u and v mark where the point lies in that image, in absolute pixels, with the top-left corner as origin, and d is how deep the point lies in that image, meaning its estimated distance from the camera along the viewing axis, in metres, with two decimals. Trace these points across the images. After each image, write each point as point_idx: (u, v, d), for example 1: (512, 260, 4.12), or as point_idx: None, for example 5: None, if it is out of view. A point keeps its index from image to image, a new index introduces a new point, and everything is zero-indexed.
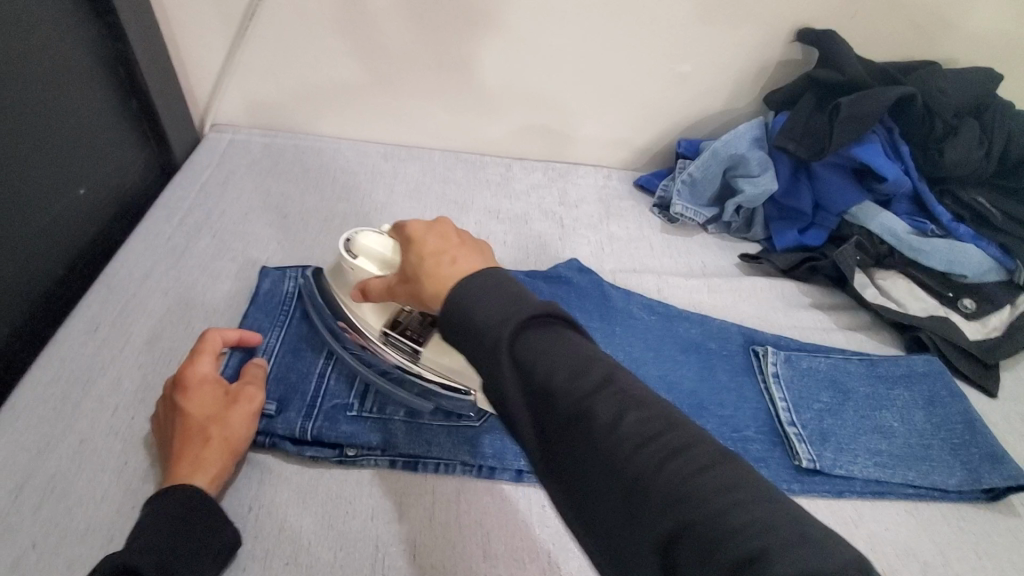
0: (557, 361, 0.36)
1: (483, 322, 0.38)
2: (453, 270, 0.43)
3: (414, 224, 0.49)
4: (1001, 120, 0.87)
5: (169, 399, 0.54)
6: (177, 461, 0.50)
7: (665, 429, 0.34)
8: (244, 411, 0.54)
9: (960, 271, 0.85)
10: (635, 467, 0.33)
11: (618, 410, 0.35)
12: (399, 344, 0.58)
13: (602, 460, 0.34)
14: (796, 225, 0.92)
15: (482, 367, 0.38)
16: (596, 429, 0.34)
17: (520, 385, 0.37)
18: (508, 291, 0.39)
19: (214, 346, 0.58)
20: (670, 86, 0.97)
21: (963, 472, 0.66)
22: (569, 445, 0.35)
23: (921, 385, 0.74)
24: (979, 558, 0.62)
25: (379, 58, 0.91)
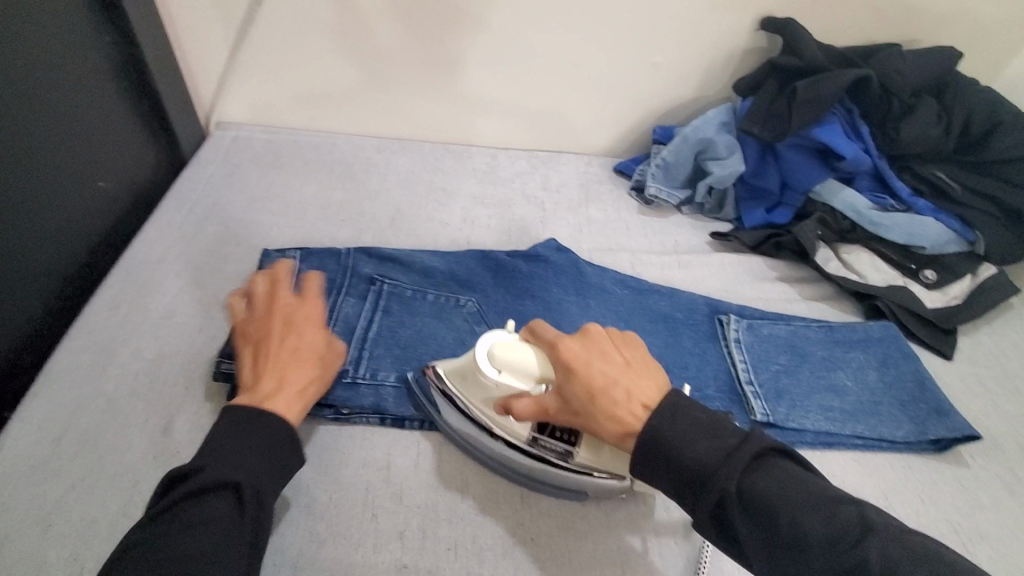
0: (704, 444, 0.46)
1: (696, 464, 0.45)
2: (634, 407, 0.50)
3: (568, 348, 0.53)
4: (956, 99, 0.92)
5: (274, 322, 0.61)
6: (283, 378, 0.57)
7: (834, 508, 0.43)
8: (332, 357, 0.62)
9: (919, 242, 0.90)
10: (818, 545, 0.42)
11: (776, 489, 0.44)
12: (551, 445, 0.57)
13: (796, 551, 0.43)
14: (763, 204, 0.97)
15: (705, 508, 0.45)
16: (780, 523, 0.43)
17: (712, 501, 0.45)
18: (690, 422, 0.47)
19: (305, 285, 0.66)
20: (644, 75, 1.02)
21: (910, 424, 0.72)
22: (759, 544, 0.44)
23: (875, 347, 0.80)
24: (922, 502, 0.67)
25: (370, 55, 0.97)
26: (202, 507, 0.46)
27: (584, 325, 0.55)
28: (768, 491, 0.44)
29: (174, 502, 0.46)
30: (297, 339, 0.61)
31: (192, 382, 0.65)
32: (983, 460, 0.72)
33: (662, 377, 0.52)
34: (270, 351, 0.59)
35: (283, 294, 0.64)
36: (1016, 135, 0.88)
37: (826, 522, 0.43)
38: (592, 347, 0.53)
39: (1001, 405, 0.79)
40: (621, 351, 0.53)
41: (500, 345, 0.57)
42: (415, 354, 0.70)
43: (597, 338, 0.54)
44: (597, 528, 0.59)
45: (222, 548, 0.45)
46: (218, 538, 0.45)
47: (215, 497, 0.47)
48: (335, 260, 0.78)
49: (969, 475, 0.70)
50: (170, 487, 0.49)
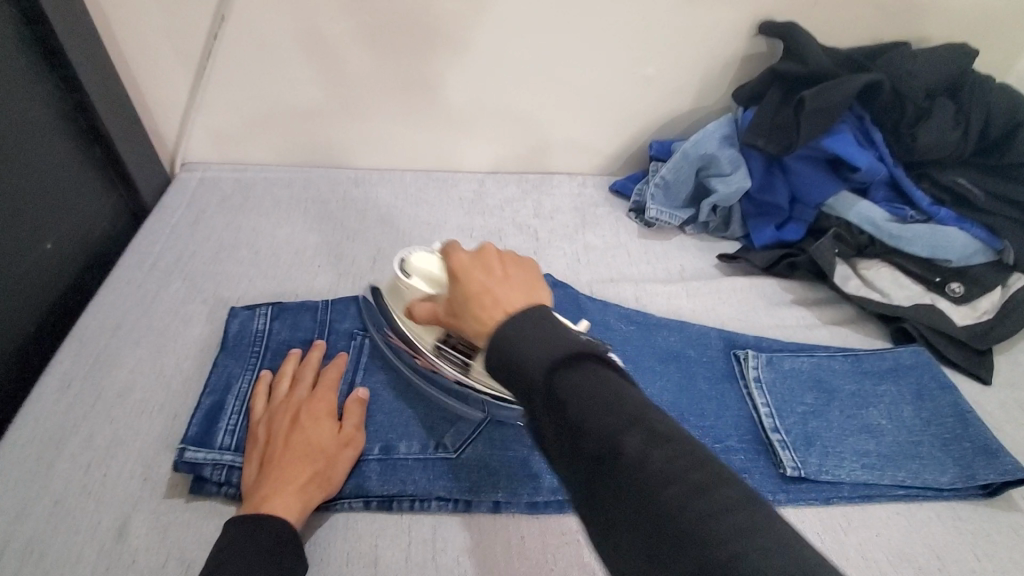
0: (591, 401, 0.36)
1: (532, 368, 0.39)
2: (502, 309, 0.45)
3: (458, 258, 0.51)
4: (974, 99, 0.85)
5: (288, 418, 0.58)
6: (282, 481, 0.52)
7: (701, 483, 0.33)
8: (345, 450, 0.57)
9: (944, 255, 0.83)
10: (667, 514, 0.32)
11: (644, 449, 0.34)
12: (451, 358, 0.60)
13: (639, 512, 0.33)
14: (773, 220, 0.90)
15: (552, 435, 0.38)
16: (626, 476, 0.34)
17: (557, 427, 0.37)
18: (549, 336, 0.40)
19: (330, 380, 0.62)
20: (637, 90, 0.95)
21: (956, 468, 0.65)
22: (599, 492, 0.35)
23: (909, 378, 0.73)
24: (977, 559, 0.60)
25: (341, 84, 0.90)
26: None
27: (483, 244, 0.52)
28: (635, 453, 0.34)
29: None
30: (306, 428, 0.57)
31: (152, 472, 0.58)
32: None
33: (542, 299, 0.47)
34: (276, 440, 0.56)
35: (303, 380, 0.62)
36: None
37: (682, 491, 0.33)
38: (484, 259, 0.50)
39: None
40: (509, 267, 0.50)
41: (419, 258, 0.61)
42: (402, 420, 0.62)
43: (490, 255, 0.51)
44: None
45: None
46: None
47: None
48: (311, 315, 0.70)
49: None
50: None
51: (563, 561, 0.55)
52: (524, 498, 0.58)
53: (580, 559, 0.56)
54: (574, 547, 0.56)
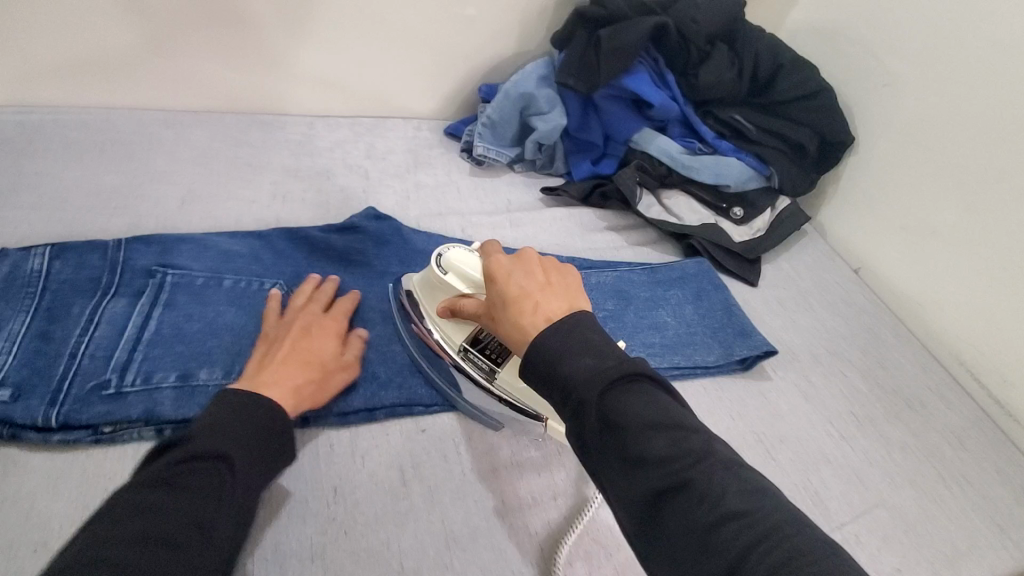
0: (648, 429, 0.43)
1: (579, 383, 0.45)
2: (540, 313, 0.51)
3: (498, 263, 0.57)
4: (745, 44, 0.98)
5: (273, 327, 0.61)
6: (272, 377, 0.55)
7: (765, 519, 0.39)
8: (341, 372, 0.61)
9: (725, 181, 0.97)
10: (730, 546, 0.38)
11: (712, 479, 0.41)
12: (478, 360, 0.63)
13: (699, 540, 0.39)
14: (589, 156, 0.99)
15: (611, 451, 0.44)
16: (689, 502, 0.41)
17: (615, 449, 0.44)
18: (590, 345, 0.47)
19: (323, 297, 0.66)
20: (460, 30, 0.98)
21: (721, 349, 0.77)
22: (660, 512, 0.42)
23: (691, 283, 0.85)
24: (732, 419, 0.72)
25: (135, 13, 0.82)
26: (177, 482, 0.43)
27: (522, 248, 0.59)
28: (700, 486, 0.41)
29: (150, 472, 0.43)
30: (317, 342, 0.61)
31: None
32: (783, 372, 0.80)
33: (581, 305, 0.54)
34: (280, 341, 0.59)
35: (314, 303, 0.65)
36: (795, 76, 0.98)
37: (744, 525, 0.39)
38: (523, 265, 0.56)
39: (797, 321, 0.88)
40: (547, 274, 0.56)
41: (455, 253, 0.64)
42: (204, 350, 0.61)
43: (530, 259, 0.57)
44: (419, 504, 0.57)
45: (206, 518, 0.43)
46: (208, 507, 0.43)
47: (194, 472, 0.44)
48: (100, 255, 0.65)
49: (772, 387, 0.77)
50: (164, 451, 0.46)
51: (372, 461, 0.59)
52: (332, 409, 0.60)
53: (389, 457, 0.59)
54: (384, 447, 0.60)
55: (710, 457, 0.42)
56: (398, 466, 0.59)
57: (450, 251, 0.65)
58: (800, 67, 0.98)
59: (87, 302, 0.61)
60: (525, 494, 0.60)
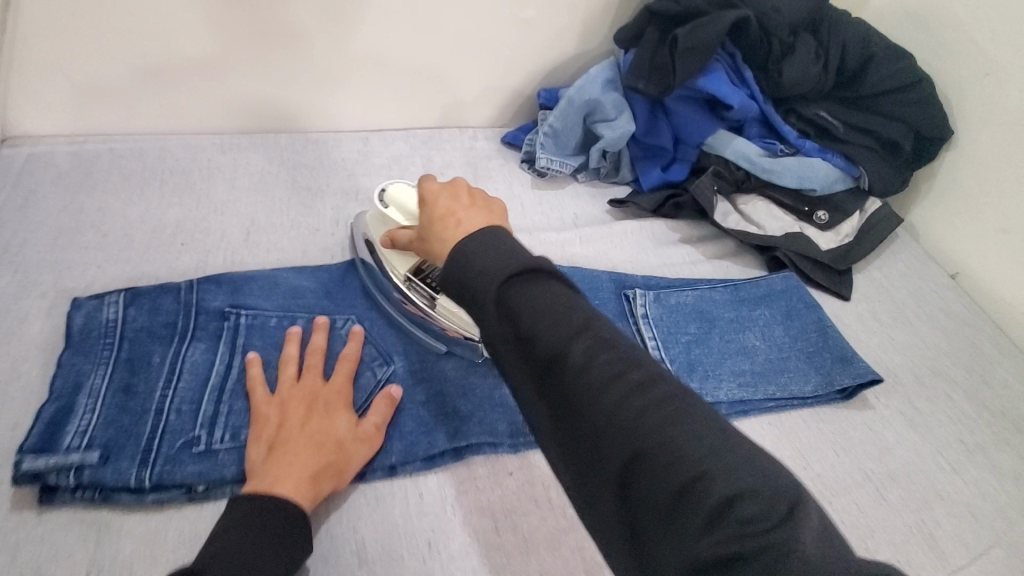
0: (542, 312, 0.40)
1: (482, 276, 0.42)
2: (458, 229, 0.50)
3: (427, 187, 0.56)
4: (833, 33, 0.90)
5: (269, 402, 0.56)
6: (280, 467, 0.50)
7: (636, 378, 0.39)
8: (361, 444, 0.55)
9: (810, 185, 0.89)
10: (601, 405, 0.38)
11: (591, 349, 0.39)
12: (419, 290, 0.68)
13: (578, 411, 0.39)
14: (658, 162, 0.93)
15: (499, 327, 0.41)
16: (571, 374, 0.39)
17: (508, 330, 0.41)
18: (503, 246, 0.44)
19: (317, 364, 0.60)
20: (518, 34, 0.92)
21: (819, 377, 0.71)
22: (546, 385, 0.40)
23: (779, 301, 0.79)
24: (837, 454, 0.67)
25: (189, 38, 0.80)
26: None
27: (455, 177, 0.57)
28: (583, 359, 0.39)
29: None
30: (324, 417, 0.55)
31: None
32: (888, 399, 0.73)
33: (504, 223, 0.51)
34: (284, 421, 0.54)
35: (312, 368, 0.59)
36: (888, 68, 0.89)
37: (618, 387, 0.38)
38: (452, 189, 0.55)
39: (896, 338, 0.81)
40: (473, 196, 0.54)
41: (398, 189, 0.71)
42: None
43: (459, 185, 0.55)
44: (517, 559, 0.54)
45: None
46: None
47: None
48: (172, 298, 0.64)
49: (877, 416, 0.71)
50: None
51: (463, 510, 0.56)
52: (421, 455, 0.58)
53: (480, 506, 0.57)
54: (473, 494, 0.57)
55: (595, 333, 0.40)
56: (490, 515, 0.56)
57: (392, 189, 0.72)
58: (896, 57, 0.89)
59: (165, 350, 0.60)
60: None
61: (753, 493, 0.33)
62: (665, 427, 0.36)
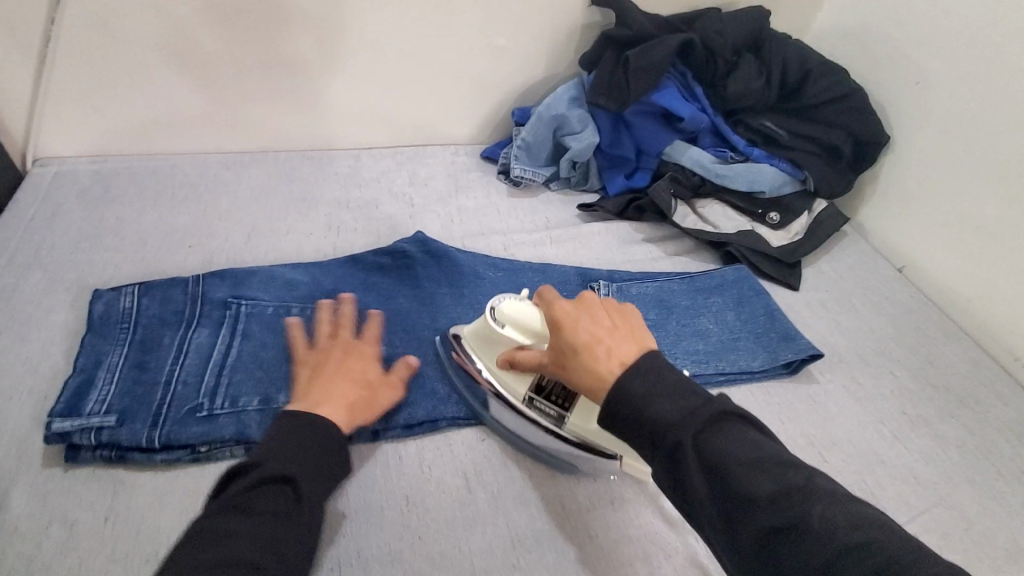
0: (750, 465, 0.44)
1: (668, 425, 0.46)
2: (615, 360, 0.51)
3: (560, 307, 0.57)
4: (771, 52, 1.00)
5: (313, 354, 0.65)
6: (323, 397, 0.60)
7: (865, 535, 0.41)
8: (387, 390, 0.64)
9: (759, 188, 0.98)
10: (834, 562, 0.40)
11: (810, 505, 0.42)
12: (545, 408, 0.64)
13: (811, 571, 0.40)
14: (622, 171, 1.02)
15: (697, 475, 0.45)
16: (797, 533, 0.42)
17: (711, 483, 0.45)
18: (667, 381, 0.48)
19: (349, 321, 0.68)
20: (493, 59, 1.02)
21: (765, 354, 0.78)
22: (766, 544, 0.42)
23: (732, 290, 0.87)
24: (783, 422, 0.73)
25: (200, 69, 0.90)
26: (259, 495, 0.48)
27: (582, 293, 0.58)
28: (809, 519, 0.42)
29: (232, 496, 0.48)
30: (356, 363, 0.64)
31: (24, 450, 0.58)
32: (831, 374, 0.80)
33: (651, 345, 0.54)
34: (324, 367, 0.64)
35: (343, 327, 0.68)
36: (823, 81, 0.99)
37: (852, 546, 0.40)
38: (585, 309, 0.56)
39: (842, 323, 0.88)
40: (612, 316, 0.56)
41: (509, 304, 0.65)
42: (281, 372, 0.66)
43: (592, 303, 0.57)
44: (487, 512, 0.60)
45: (278, 540, 0.47)
46: (282, 525, 0.48)
47: (271, 489, 0.49)
48: (182, 289, 0.72)
49: (821, 390, 0.78)
50: (230, 478, 0.50)
51: (438, 470, 0.63)
52: (400, 423, 0.65)
53: (453, 467, 0.64)
54: (448, 457, 0.64)
55: (808, 491, 0.43)
56: (463, 475, 0.63)
57: (503, 304, 0.65)
58: (829, 72, 1.00)
59: (174, 333, 0.68)
60: (583, 498, 0.63)
61: None
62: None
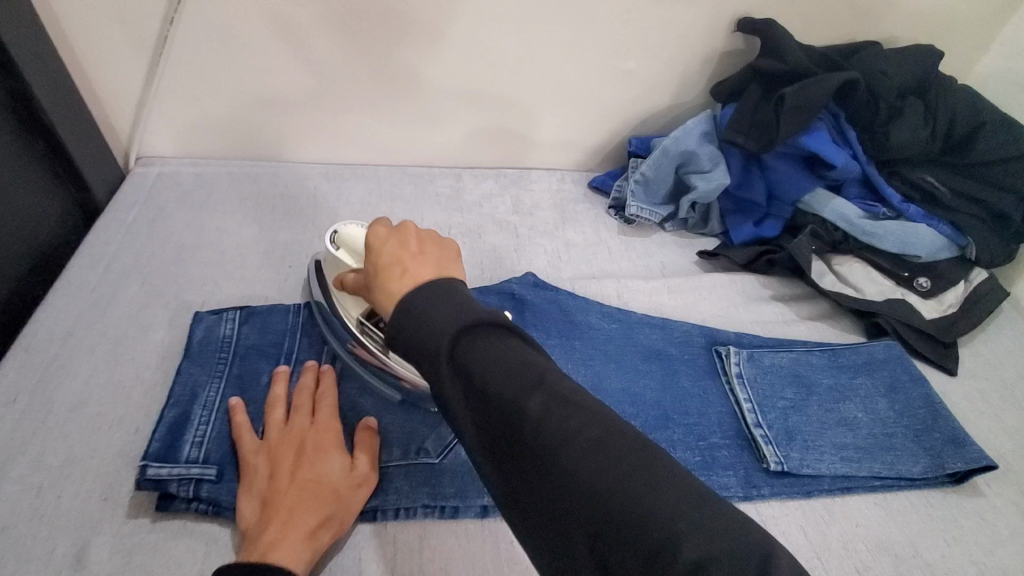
0: (496, 368, 0.36)
1: (429, 335, 0.38)
2: (406, 281, 0.45)
3: (374, 231, 0.51)
4: (941, 98, 0.88)
5: (277, 445, 0.54)
6: (275, 521, 0.49)
7: (598, 434, 0.33)
8: (357, 487, 0.54)
9: (914, 252, 0.85)
10: (555, 468, 0.33)
11: (548, 408, 0.34)
12: (374, 335, 0.62)
13: (544, 480, 0.33)
14: (751, 217, 0.91)
15: (456, 386, 0.37)
16: (524, 435, 0.34)
17: (462, 393, 0.36)
18: (462, 303, 0.40)
19: (304, 402, 0.58)
20: (616, 83, 0.94)
21: (928, 459, 0.67)
22: (506, 453, 0.35)
23: (882, 372, 0.75)
24: (948, 544, 0.62)
25: (313, 76, 0.85)
26: None
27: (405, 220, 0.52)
28: (534, 423, 0.34)
29: None
30: (313, 461, 0.53)
31: (112, 491, 0.53)
32: (999, 487, 0.69)
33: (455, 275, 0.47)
34: (277, 473, 0.52)
35: (300, 408, 0.58)
36: (1001, 135, 0.85)
37: (568, 446, 0.33)
38: (399, 233, 0.50)
39: (1009, 422, 0.76)
40: (427, 242, 0.49)
41: (349, 229, 0.61)
42: (384, 429, 0.60)
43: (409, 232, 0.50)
44: None
45: None
46: None
47: None
48: (283, 318, 0.67)
49: (991, 506, 0.66)
50: None
51: None
52: None
53: None
54: None
55: (534, 385, 0.35)
56: None
57: (344, 227, 0.62)
58: (1007, 126, 0.85)
59: (273, 369, 0.62)
60: None
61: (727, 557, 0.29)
62: (600, 470, 0.32)
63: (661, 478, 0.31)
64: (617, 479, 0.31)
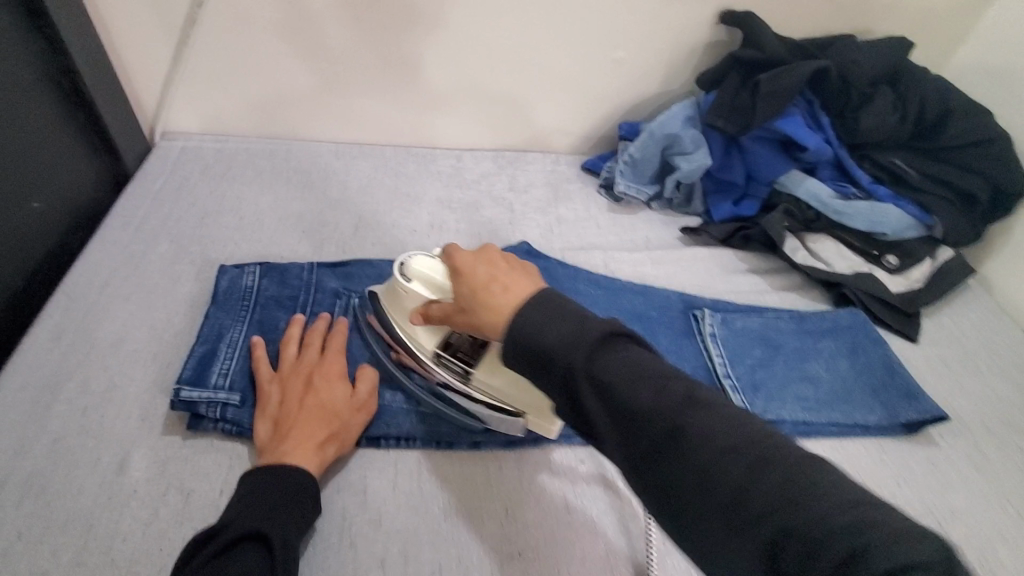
0: (635, 380, 0.41)
1: (561, 348, 0.42)
2: (509, 296, 0.48)
3: (459, 254, 0.55)
4: (911, 87, 0.94)
5: (289, 378, 0.61)
6: (288, 437, 0.56)
7: (745, 442, 0.38)
8: (359, 413, 0.61)
9: (881, 230, 0.92)
10: (707, 466, 0.38)
11: (702, 424, 0.39)
12: (451, 364, 0.63)
13: (697, 479, 0.38)
14: (730, 197, 0.98)
15: (589, 389, 0.42)
16: (682, 443, 0.39)
17: (598, 399, 0.41)
18: (564, 314, 0.44)
19: (314, 341, 0.65)
20: (608, 71, 1.01)
21: (882, 410, 0.74)
22: (657, 457, 0.40)
23: (845, 335, 0.81)
24: (896, 484, 0.69)
25: (326, 59, 0.92)
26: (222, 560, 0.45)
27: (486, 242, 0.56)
28: (687, 428, 0.39)
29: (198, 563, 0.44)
30: (322, 389, 0.60)
31: (148, 413, 0.61)
32: (950, 439, 0.75)
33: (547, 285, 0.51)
34: (290, 400, 0.59)
35: (311, 346, 0.65)
36: (965, 122, 0.92)
37: (718, 447, 0.38)
38: (485, 255, 0.54)
39: (964, 384, 0.82)
40: (515, 260, 0.53)
41: (418, 261, 0.62)
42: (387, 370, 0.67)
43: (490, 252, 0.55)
44: (584, 532, 0.60)
45: None
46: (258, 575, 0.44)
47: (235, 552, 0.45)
48: (298, 274, 0.74)
49: (939, 454, 0.73)
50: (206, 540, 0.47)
51: (537, 486, 0.63)
52: (500, 435, 0.64)
53: (551, 485, 0.63)
54: (546, 475, 0.64)
55: (679, 400, 0.41)
56: (561, 493, 0.62)
57: (411, 261, 0.63)
58: (974, 112, 0.92)
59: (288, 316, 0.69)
60: None
61: (879, 541, 0.32)
62: (749, 472, 0.37)
63: (812, 477, 0.36)
64: (758, 473, 0.37)
